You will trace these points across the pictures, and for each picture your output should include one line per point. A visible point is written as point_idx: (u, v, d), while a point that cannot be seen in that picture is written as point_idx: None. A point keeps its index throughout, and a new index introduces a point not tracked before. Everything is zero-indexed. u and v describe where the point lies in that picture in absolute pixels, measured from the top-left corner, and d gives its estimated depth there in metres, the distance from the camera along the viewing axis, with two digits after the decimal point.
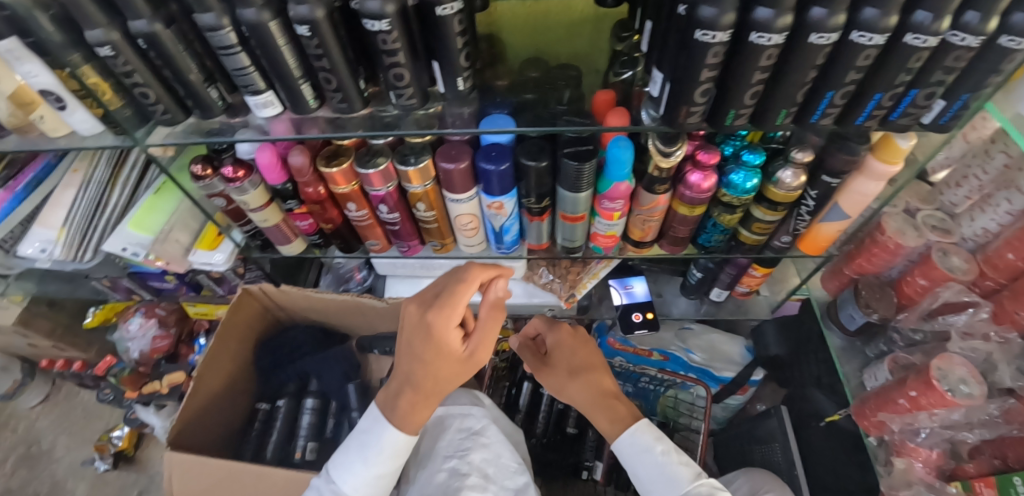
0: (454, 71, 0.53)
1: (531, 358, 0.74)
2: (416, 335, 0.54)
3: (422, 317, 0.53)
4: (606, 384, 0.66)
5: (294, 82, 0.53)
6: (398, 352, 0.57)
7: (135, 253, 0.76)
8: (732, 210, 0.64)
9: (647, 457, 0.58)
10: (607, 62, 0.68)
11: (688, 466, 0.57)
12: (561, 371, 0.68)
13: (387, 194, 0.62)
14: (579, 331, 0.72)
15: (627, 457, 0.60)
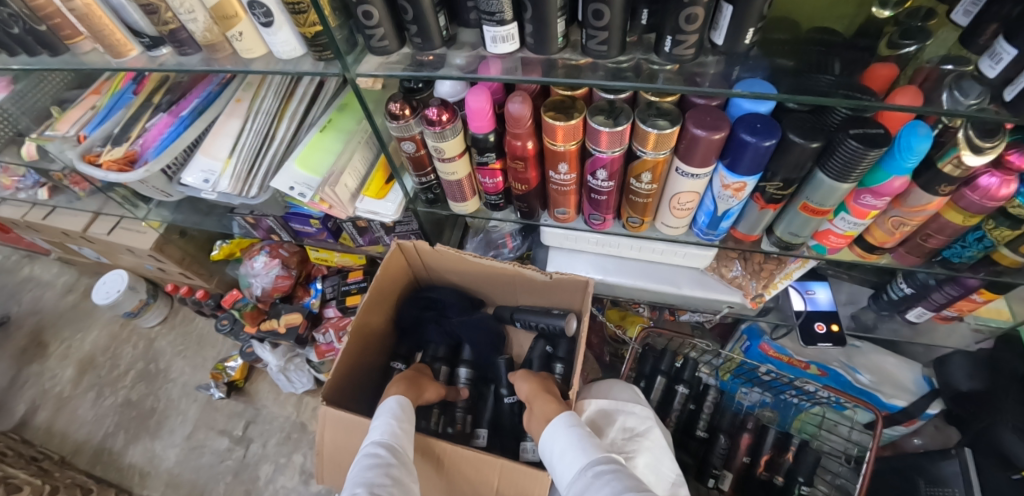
0: (751, 19, 0.43)
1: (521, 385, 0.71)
2: (386, 431, 0.56)
3: (387, 452, 0.52)
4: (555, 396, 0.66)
5: (550, 14, 0.45)
6: (388, 427, 0.56)
7: (303, 194, 0.72)
8: (1016, 225, 0.54)
9: (564, 434, 0.55)
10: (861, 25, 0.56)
11: (596, 439, 0.53)
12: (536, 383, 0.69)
13: (612, 158, 0.54)
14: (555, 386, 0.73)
15: (550, 448, 0.56)
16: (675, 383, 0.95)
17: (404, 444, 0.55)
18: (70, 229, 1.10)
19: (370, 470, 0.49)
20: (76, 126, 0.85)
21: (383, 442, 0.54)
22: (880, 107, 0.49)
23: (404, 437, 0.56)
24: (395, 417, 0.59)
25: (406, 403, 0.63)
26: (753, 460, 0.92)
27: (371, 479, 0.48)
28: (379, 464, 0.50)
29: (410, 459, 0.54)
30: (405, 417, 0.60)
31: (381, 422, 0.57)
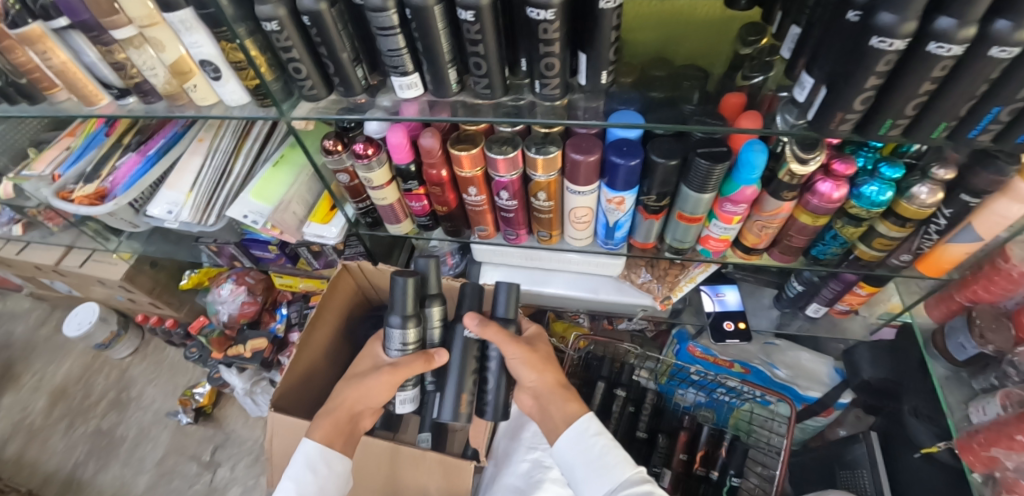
0: (600, 64, 0.54)
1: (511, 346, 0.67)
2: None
3: None
4: (555, 380, 0.69)
5: (442, 65, 0.56)
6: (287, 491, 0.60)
7: (256, 221, 0.80)
8: (859, 222, 0.63)
9: (593, 442, 0.62)
10: (725, 65, 0.68)
11: (621, 455, 0.61)
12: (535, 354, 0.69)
13: (510, 181, 0.63)
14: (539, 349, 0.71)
15: (570, 450, 0.63)
16: (615, 387, 1.02)
17: None
18: (44, 263, 1.16)
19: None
20: (52, 165, 0.92)
21: None
22: (727, 130, 0.58)
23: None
24: (302, 482, 0.61)
25: (324, 450, 0.63)
26: (690, 458, 0.97)
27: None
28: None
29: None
30: (314, 470, 0.62)
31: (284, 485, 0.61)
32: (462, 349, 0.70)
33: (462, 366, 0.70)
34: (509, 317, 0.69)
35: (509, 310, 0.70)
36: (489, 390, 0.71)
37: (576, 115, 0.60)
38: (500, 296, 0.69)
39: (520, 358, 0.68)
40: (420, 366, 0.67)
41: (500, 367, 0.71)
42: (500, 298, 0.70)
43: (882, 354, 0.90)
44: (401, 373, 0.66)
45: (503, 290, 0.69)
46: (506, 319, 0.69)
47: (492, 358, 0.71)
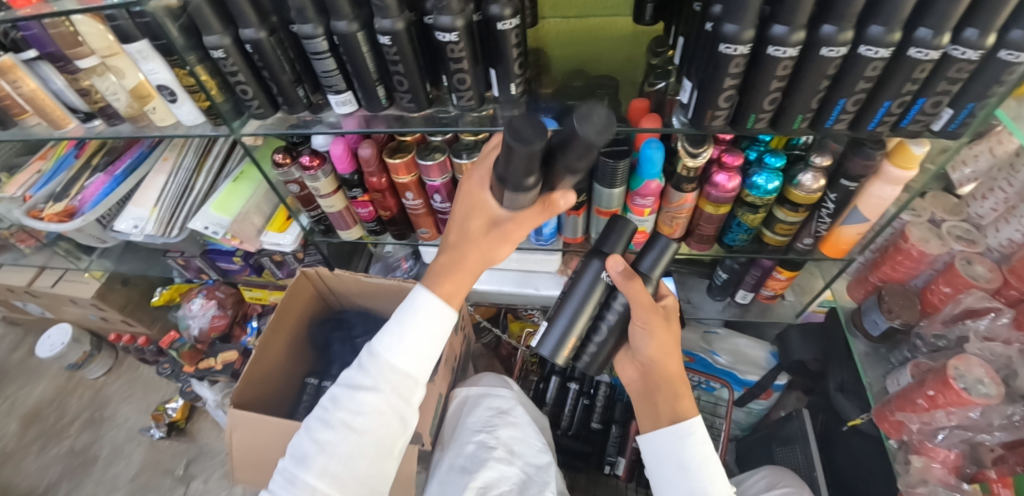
0: (508, 77, 0.62)
1: (647, 309, 0.61)
2: (393, 329, 0.57)
3: (371, 376, 0.56)
4: (672, 366, 0.63)
5: (370, 83, 0.63)
6: (396, 322, 0.58)
7: (216, 232, 0.85)
8: (756, 210, 0.70)
9: (688, 451, 0.58)
10: (643, 74, 0.75)
11: (716, 473, 0.57)
12: (659, 323, 0.62)
13: (441, 185, 0.71)
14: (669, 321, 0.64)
15: (661, 454, 0.60)
16: (569, 380, 1.07)
17: (405, 353, 0.57)
18: (16, 284, 1.19)
19: (331, 425, 0.54)
20: (23, 187, 0.96)
21: (369, 354, 0.57)
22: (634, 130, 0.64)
23: (411, 358, 0.57)
24: (402, 328, 0.57)
25: (433, 311, 0.57)
26: (643, 445, 1.01)
27: (326, 436, 0.54)
28: (361, 387, 0.55)
29: (398, 378, 0.56)
30: (416, 336, 0.57)
31: (387, 332, 0.57)
32: (589, 288, 0.64)
33: (583, 305, 0.64)
34: (653, 275, 0.63)
35: (656, 269, 0.63)
36: (598, 336, 0.66)
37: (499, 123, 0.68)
38: (653, 248, 0.62)
39: (647, 325, 0.62)
40: (543, 216, 0.50)
41: (617, 325, 0.65)
42: (650, 252, 0.63)
43: (812, 336, 0.97)
44: (521, 225, 0.53)
45: (659, 246, 0.62)
46: (647, 275, 0.63)
47: (613, 313, 0.64)
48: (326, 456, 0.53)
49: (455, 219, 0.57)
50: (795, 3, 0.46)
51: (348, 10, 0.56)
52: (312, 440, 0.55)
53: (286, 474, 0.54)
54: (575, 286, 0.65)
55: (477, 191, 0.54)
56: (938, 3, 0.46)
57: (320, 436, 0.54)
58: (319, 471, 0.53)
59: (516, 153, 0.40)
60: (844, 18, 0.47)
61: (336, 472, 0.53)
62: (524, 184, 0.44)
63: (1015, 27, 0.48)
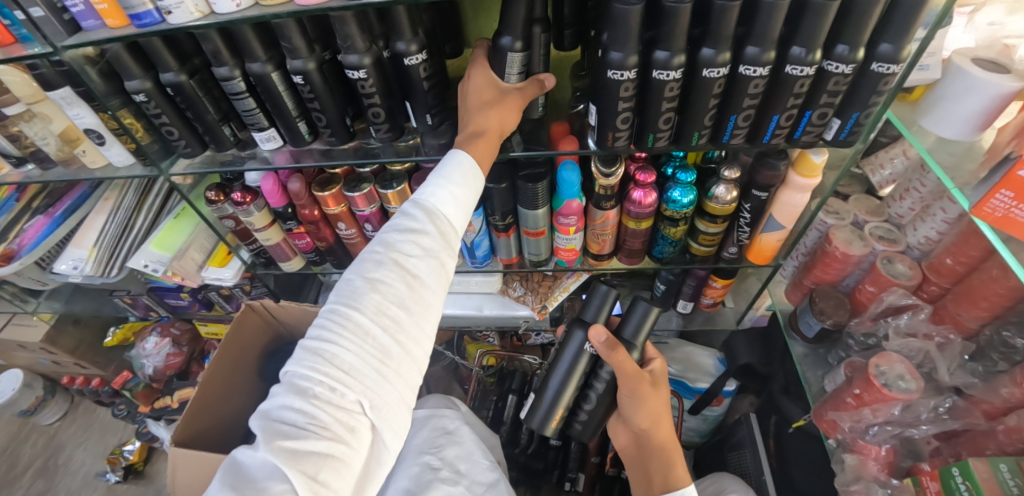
0: (423, 108, 0.64)
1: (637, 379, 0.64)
2: (437, 186, 0.55)
3: (423, 232, 0.53)
4: (664, 432, 0.65)
5: (291, 119, 0.65)
6: (439, 177, 0.55)
7: (156, 270, 0.84)
8: (676, 223, 0.72)
9: None
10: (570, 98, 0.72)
11: None
12: (651, 391, 0.64)
13: (370, 213, 0.75)
14: (656, 386, 0.66)
15: None
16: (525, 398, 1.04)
17: (452, 207, 0.55)
18: None
19: (383, 264, 0.51)
20: None
21: (418, 208, 0.54)
22: (550, 152, 0.66)
23: (458, 210, 0.56)
24: (451, 175, 0.55)
25: (476, 163, 0.57)
26: (602, 460, 1.01)
27: (378, 274, 0.50)
28: (411, 228, 0.53)
29: (449, 228, 0.55)
30: (466, 182, 0.56)
31: (438, 178, 0.55)
32: (574, 358, 0.70)
33: (569, 376, 0.70)
34: (636, 342, 0.66)
35: (638, 336, 0.67)
36: (588, 404, 0.71)
37: (424, 151, 0.71)
38: (634, 314, 0.67)
39: (635, 395, 0.64)
40: (535, 90, 0.59)
41: (606, 393, 0.69)
42: (629, 320, 0.68)
43: (755, 340, 0.99)
44: (525, 98, 0.59)
45: (637, 314, 0.67)
46: (630, 343, 0.67)
47: (601, 380, 0.69)
48: (381, 295, 0.49)
49: (464, 100, 0.59)
50: (670, 30, 0.50)
51: (259, 51, 0.58)
52: (359, 279, 0.50)
53: (333, 313, 0.48)
54: (560, 359, 0.71)
55: (476, 71, 0.59)
56: (802, 24, 0.49)
57: (371, 275, 0.50)
58: (372, 316, 0.48)
59: (514, 1, 0.52)
60: (720, 41, 0.51)
61: (392, 313, 0.49)
62: (517, 44, 0.54)
63: (883, 40, 0.50)
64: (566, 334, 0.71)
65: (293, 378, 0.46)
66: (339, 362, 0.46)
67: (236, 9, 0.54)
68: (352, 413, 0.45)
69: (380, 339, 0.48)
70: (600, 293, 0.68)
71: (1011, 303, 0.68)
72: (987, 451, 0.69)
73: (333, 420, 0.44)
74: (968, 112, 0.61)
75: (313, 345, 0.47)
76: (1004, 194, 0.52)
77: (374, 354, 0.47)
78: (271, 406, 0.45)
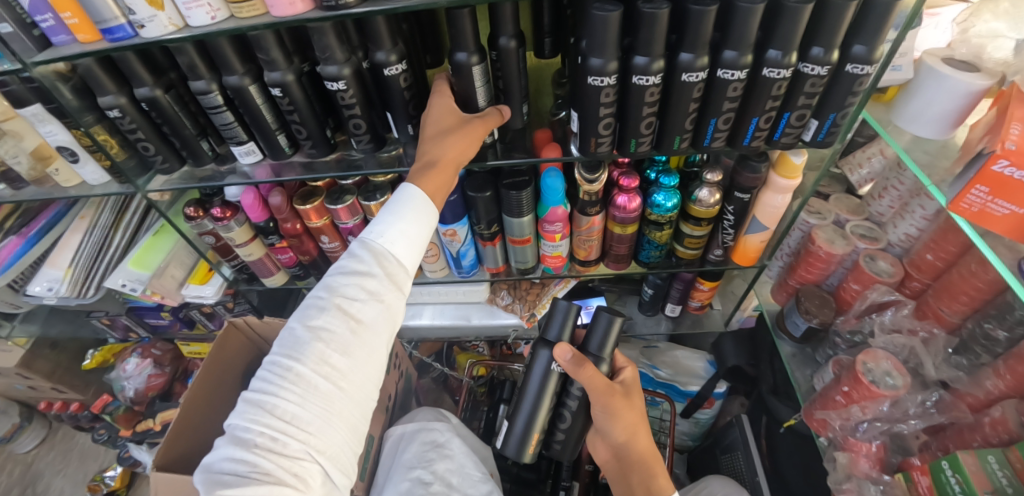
0: (404, 118, 0.64)
1: (607, 393, 0.64)
2: (382, 227, 0.56)
3: (368, 275, 0.54)
4: (642, 443, 0.64)
5: (271, 132, 0.64)
6: (384, 218, 0.57)
7: (134, 288, 0.83)
8: (661, 227, 0.72)
9: None
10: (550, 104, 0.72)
11: None
12: (623, 403, 0.65)
13: (353, 226, 0.74)
14: (629, 397, 0.66)
15: None
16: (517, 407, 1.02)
17: (398, 249, 0.57)
18: None
19: (326, 310, 0.52)
20: None
21: (363, 250, 0.55)
22: (534, 160, 0.65)
23: (405, 250, 0.57)
24: (398, 215, 0.57)
25: (425, 199, 0.58)
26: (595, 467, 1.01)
27: (322, 320, 0.51)
28: (356, 272, 0.54)
29: (394, 269, 0.57)
30: (411, 225, 0.58)
31: (384, 219, 0.57)
32: (543, 377, 0.70)
33: (540, 396, 0.70)
34: (604, 355, 0.67)
35: (605, 349, 0.68)
36: (564, 423, 0.73)
37: (407, 161, 0.70)
38: (598, 327, 0.68)
39: (608, 412, 0.65)
40: (494, 120, 0.60)
41: (579, 410, 0.71)
42: (594, 332, 0.69)
43: (743, 342, 0.99)
44: (486, 127, 0.59)
45: (601, 325, 0.68)
46: (597, 357, 0.68)
47: (573, 398, 0.71)
48: (324, 341, 0.50)
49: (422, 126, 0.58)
50: (648, 36, 0.50)
51: (237, 64, 0.58)
52: (302, 327, 0.51)
53: (276, 362, 0.49)
54: (530, 379, 0.72)
55: (436, 99, 0.59)
56: (777, 27, 0.50)
57: (314, 321, 0.51)
58: (315, 364, 0.49)
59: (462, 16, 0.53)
60: (698, 46, 0.51)
61: (335, 359, 0.51)
62: (472, 60, 0.56)
63: (856, 41, 0.51)
64: (533, 353, 0.72)
65: (235, 430, 0.46)
66: (282, 411, 0.47)
67: (212, 21, 0.53)
68: (295, 460, 0.46)
69: (323, 385, 0.49)
70: (561, 309, 0.70)
71: (990, 296, 0.69)
72: (974, 444, 0.70)
73: (275, 469, 0.45)
74: (941, 111, 0.62)
75: (256, 395, 0.48)
76: (978, 190, 0.53)
77: (318, 400, 0.49)
78: (214, 459, 0.46)
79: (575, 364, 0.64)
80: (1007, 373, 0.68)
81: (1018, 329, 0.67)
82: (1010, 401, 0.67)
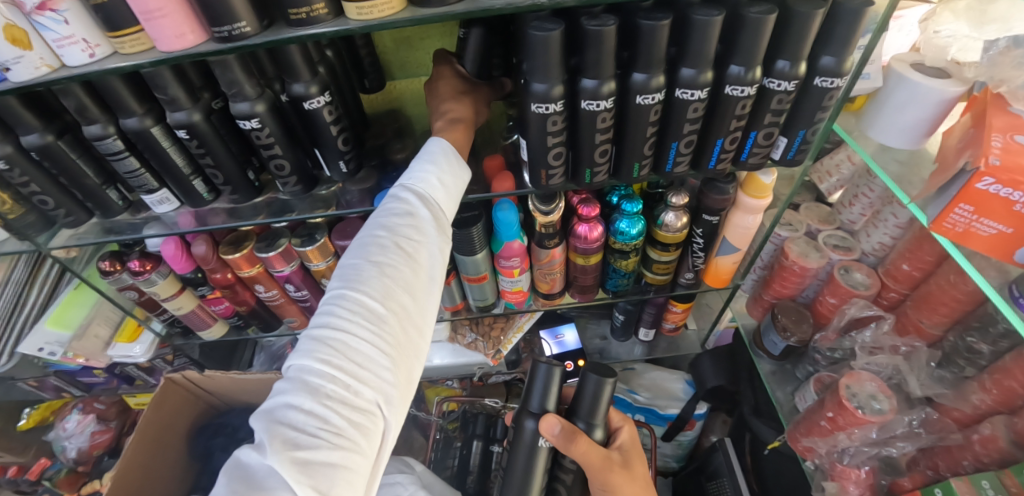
0: (335, 155, 0.57)
1: (603, 467, 0.61)
2: (432, 169, 0.49)
3: (424, 216, 0.47)
4: None
5: (184, 178, 0.57)
6: (430, 161, 0.50)
7: (53, 352, 0.75)
8: (627, 255, 0.67)
9: None
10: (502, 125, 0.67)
11: None
12: (622, 475, 0.61)
13: (290, 273, 0.68)
14: (630, 467, 0.63)
15: None
16: (491, 444, 0.96)
17: (447, 193, 0.50)
18: None
19: (387, 248, 0.44)
20: None
21: (417, 191, 0.48)
22: (484, 194, 0.59)
23: (454, 198, 0.51)
24: (439, 163, 0.50)
25: (459, 153, 0.53)
26: None
27: (385, 258, 0.43)
28: (409, 212, 0.46)
29: (444, 213, 0.50)
30: (454, 170, 0.51)
31: (426, 163, 0.50)
32: (530, 456, 0.64)
33: (530, 478, 0.65)
34: (596, 421, 0.64)
35: (595, 414, 0.64)
36: None
37: (345, 199, 0.64)
38: (586, 390, 0.64)
39: (612, 488, 0.61)
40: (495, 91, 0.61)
41: (575, 483, 0.68)
42: (583, 396, 0.65)
43: (720, 361, 0.95)
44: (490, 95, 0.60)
45: (590, 387, 0.63)
46: (589, 424, 0.64)
47: (567, 471, 0.67)
48: (391, 279, 0.43)
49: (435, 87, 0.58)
50: (594, 57, 0.44)
51: (134, 104, 0.50)
52: (364, 263, 0.43)
53: (341, 300, 0.41)
54: (516, 458, 0.66)
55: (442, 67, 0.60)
56: (738, 40, 0.45)
57: (377, 258, 0.43)
58: (384, 304, 0.42)
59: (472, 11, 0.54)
60: (651, 65, 0.46)
61: (402, 301, 0.43)
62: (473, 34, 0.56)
63: (824, 53, 0.46)
64: (516, 428, 0.66)
65: (301, 375, 0.39)
66: (354, 360, 0.40)
67: (91, 60, 0.45)
68: (368, 413, 0.39)
69: (393, 330, 0.42)
70: (542, 374, 0.65)
71: (969, 307, 0.65)
72: (964, 463, 0.66)
73: (348, 422, 0.38)
74: (911, 120, 0.58)
75: (320, 340, 0.40)
76: (962, 209, 0.49)
77: (390, 348, 0.41)
78: (272, 412, 0.37)
79: (568, 440, 0.61)
80: (992, 387, 0.64)
81: (1001, 344, 0.64)
82: (998, 417, 0.63)
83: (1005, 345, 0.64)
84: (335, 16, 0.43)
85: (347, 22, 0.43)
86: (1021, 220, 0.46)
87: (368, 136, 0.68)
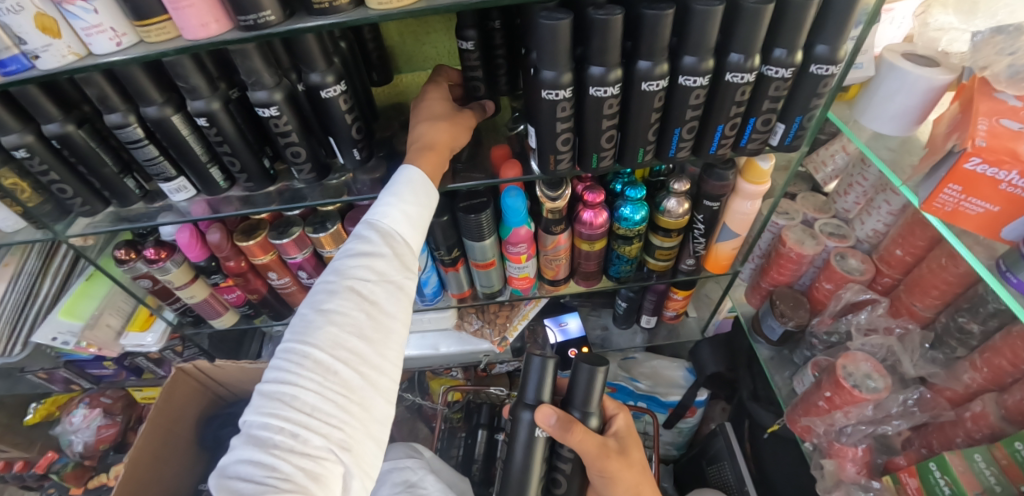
0: (348, 143, 0.59)
1: (594, 451, 0.63)
2: (387, 207, 0.50)
3: (377, 255, 0.48)
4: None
5: (202, 166, 0.59)
6: (387, 199, 0.51)
7: (66, 341, 0.76)
8: (630, 241, 0.70)
9: None
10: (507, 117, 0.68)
11: None
12: (618, 462, 0.63)
13: (303, 260, 0.70)
14: (627, 455, 0.65)
15: None
16: (496, 433, 0.97)
17: (407, 228, 0.50)
18: None
19: (337, 294, 0.46)
20: None
21: (369, 231, 0.48)
22: (493, 181, 0.61)
23: (417, 230, 0.52)
24: (398, 196, 0.50)
25: (427, 181, 0.53)
26: None
27: (333, 305, 0.45)
28: (365, 252, 0.47)
29: (405, 248, 0.50)
30: (419, 200, 0.51)
31: (386, 199, 0.51)
32: (529, 446, 0.66)
33: (529, 468, 0.66)
34: (591, 409, 0.65)
35: (590, 403, 0.65)
36: (559, 489, 0.69)
37: (356, 187, 0.65)
38: (580, 380, 0.65)
39: (611, 475, 0.63)
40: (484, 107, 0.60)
41: (574, 472, 0.69)
42: (576, 386, 0.66)
43: (719, 348, 0.98)
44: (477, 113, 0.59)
45: (583, 377, 0.65)
46: (584, 413, 0.65)
47: (566, 460, 0.69)
48: (337, 326, 0.44)
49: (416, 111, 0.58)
50: (602, 45, 0.46)
51: (155, 93, 0.52)
52: (313, 313, 0.45)
53: (289, 352, 0.43)
54: (514, 449, 0.67)
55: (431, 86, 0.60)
56: (738, 28, 0.47)
57: (325, 306, 0.45)
58: (331, 351, 0.43)
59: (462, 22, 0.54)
60: (655, 52, 0.48)
61: (351, 345, 0.44)
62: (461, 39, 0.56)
63: (819, 42, 0.49)
64: (513, 421, 0.67)
65: (252, 427, 0.41)
66: (300, 404, 0.41)
67: (117, 48, 0.46)
68: (319, 459, 0.40)
69: (341, 374, 0.43)
70: (536, 366, 0.67)
71: (961, 289, 0.68)
72: (957, 439, 0.69)
73: (295, 470, 0.39)
74: (902, 108, 0.60)
75: (271, 389, 0.42)
76: (951, 189, 0.51)
77: (338, 392, 0.42)
78: (229, 461, 0.40)
79: (562, 427, 0.62)
80: (983, 366, 0.66)
81: (992, 322, 0.66)
82: (989, 395, 0.66)
83: (995, 324, 0.66)
84: (354, 6, 0.45)
85: (366, 12, 0.45)
86: (1006, 199, 0.48)
87: (376, 127, 0.69)
